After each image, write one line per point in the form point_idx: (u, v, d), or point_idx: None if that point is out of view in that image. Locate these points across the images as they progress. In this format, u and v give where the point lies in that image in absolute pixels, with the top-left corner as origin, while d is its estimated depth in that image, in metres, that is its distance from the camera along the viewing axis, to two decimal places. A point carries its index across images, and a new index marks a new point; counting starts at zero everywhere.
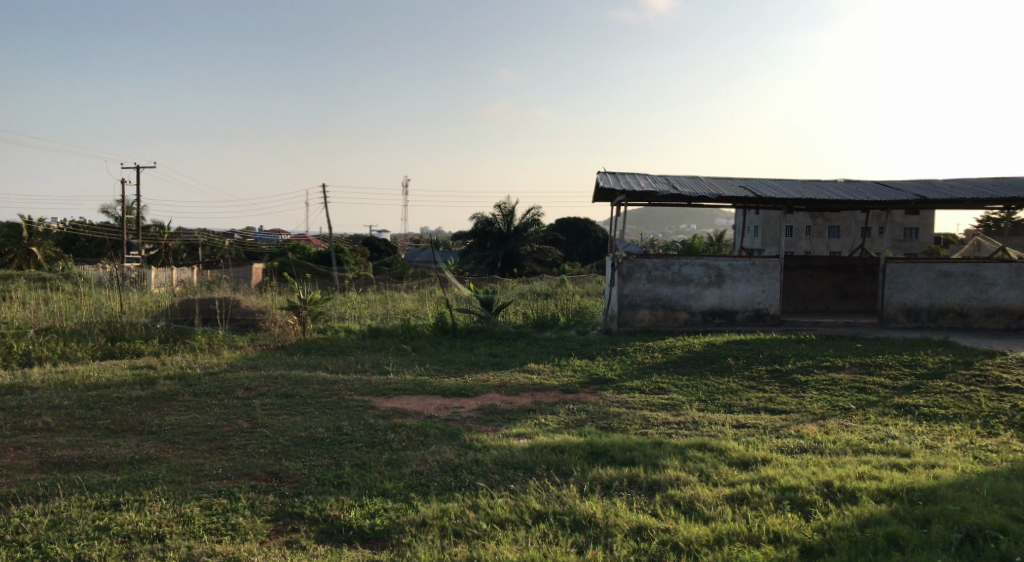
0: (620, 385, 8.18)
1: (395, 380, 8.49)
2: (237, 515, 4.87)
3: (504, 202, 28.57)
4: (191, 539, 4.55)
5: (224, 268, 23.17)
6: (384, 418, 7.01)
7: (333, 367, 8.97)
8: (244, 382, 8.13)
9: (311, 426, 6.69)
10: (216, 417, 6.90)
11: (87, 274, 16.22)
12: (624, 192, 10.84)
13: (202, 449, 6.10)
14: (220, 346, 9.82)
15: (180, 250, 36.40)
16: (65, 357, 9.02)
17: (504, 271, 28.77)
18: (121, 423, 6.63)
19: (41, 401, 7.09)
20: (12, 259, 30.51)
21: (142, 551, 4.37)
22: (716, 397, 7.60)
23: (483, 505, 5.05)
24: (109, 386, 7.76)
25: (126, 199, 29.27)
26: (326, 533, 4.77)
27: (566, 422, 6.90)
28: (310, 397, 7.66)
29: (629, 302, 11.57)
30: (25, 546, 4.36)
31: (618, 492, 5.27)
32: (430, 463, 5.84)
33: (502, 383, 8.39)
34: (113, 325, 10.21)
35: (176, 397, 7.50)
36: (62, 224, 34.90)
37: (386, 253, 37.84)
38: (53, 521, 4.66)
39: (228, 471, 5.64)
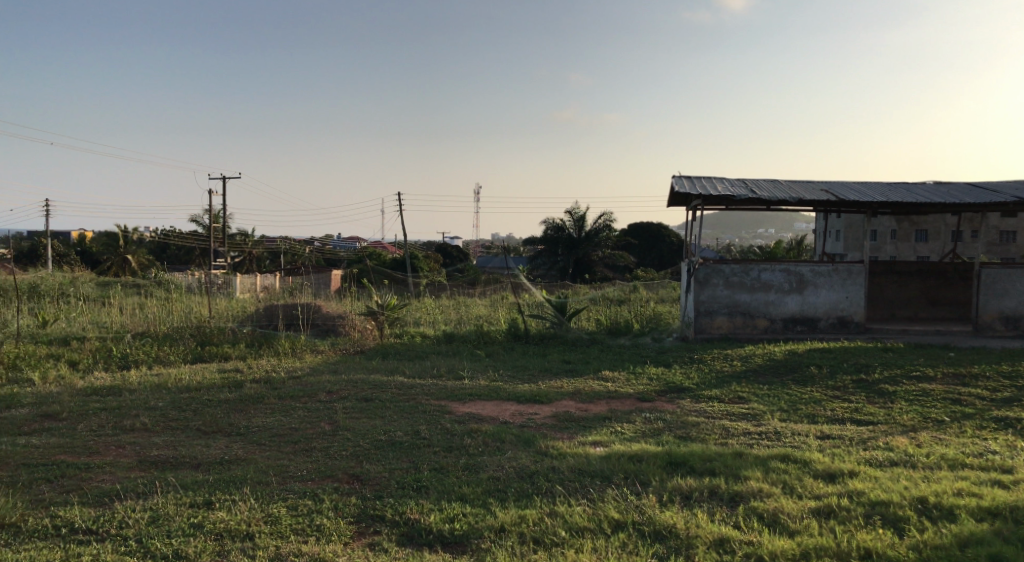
0: (698, 394, 8.06)
1: (470, 385, 8.58)
2: (322, 517, 5.01)
3: (576, 207, 28.55)
4: (279, 539, 4.71)
5: (304, 275, 23.89)
6: (460, 423, 7.09)
7: (410, 372, 9.11)
8: (326, 385, 8.36)
9: (390, 430, 6.82)
10: (301, 420, 7.11)
11: (179, 281, 17.00)
12: (700, 196, 10.66)
13: (287, 451, 6.30)
14: (302, 350, 10.13)
15: (263, 257, 37.74)
16: (159, 360, 9.45)
17: (575, 278, 28.78)
18: (211, 424, 6.91)
19: (139, 403, 7.46)
20: (109, 267, 32.02)
21: (234, 549, 4.54)
22: (799, 407, 7.39)
23: (561, 513, 5.05)
24: (199, 389, 8.10)
25: (213, 210, 30.51)
26: (407, 536, 4.86)
27: (643, 430, 6.83)
28: (388, 401, 7.81)
29: (706, 309, 11.36)
30: (128, 540, 4.59)
31: (699, 502, 5.19)
32: (507, 469, 5.88)
33: (577, 390, 8.37)
34: (203, 330, 10.65)
35: (262, 400, 7.76)
36: (154, 234, 36.66)
37: (458, 260, 38.36)
38: (152, 517, 4.89)
39: (312, 473, 5.81)
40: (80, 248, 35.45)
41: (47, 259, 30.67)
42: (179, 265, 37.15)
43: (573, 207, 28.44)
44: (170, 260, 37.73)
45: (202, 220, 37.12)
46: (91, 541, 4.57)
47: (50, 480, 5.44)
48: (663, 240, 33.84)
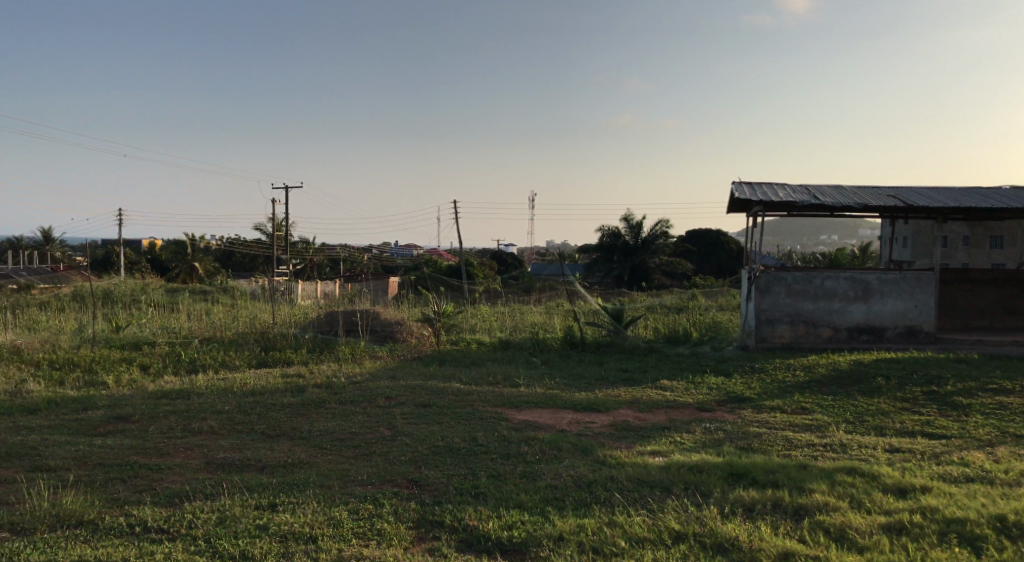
0: (760, 404, 7.90)
1: (527, 393, 8.59)
2: (382, 521, 5.08)
3: (631, 215, 28.37)
4: (341, 542, 4.78)
5: (362, 282, 24.33)
6: (517, 430, 7.10)
7: (467, 379, 9.16)
8: (385, 391, 8.48)
9: (448, 436, 6.87)
10: (361, 425, 7.23)
11: (244, 287, 17.50)
12: (761, 202, 10.48)
13: (347, 455, 6.40)
14: (362, 356, 10.31)
15: (323, 264, 38.57)
16: (225, 365, 9.72)
17: (631, 285, 28.55)
18: (275, 427, 7.07)
19: (207, 406, 7.69)
20: (178, 274, 33.08)
21: (297, 551, 4.62)
22: (866, 419, 7.17)
23: (620, 523, 5.00)
24: (263, 393, 8.31)
25: (275, 219, 31.33)
26: (467, 542, 4.88)
27: (703, 440, 6.73)
28: (445, 407, 7.87)
29: (767, 317, 11.11)
30: (197, 540, 4.72)
31: (762, 515, 5.08)
32: (565, 478, 5.85)
33: (635, 399, 8.29)
34: (267, 335, 10.94)
35: (323, 405, 7.92)
36: (220, 242, 37.84)
37: (513, 267, 38.52)
38: (220, 518, 5.02)
39: (372, 477, 5.89)
40: (149, 256, 36.79)
41: (120, 266, 31.92)
42: (242, 272, 38.23)
43: (628, 214, 28.30)
44: (233, 268, 38.84)
45: (265, 228, 38.12)
46: (164, 540, 4.71)
47: (124, 480, 5.64)
48: (722, 248, 33.27)
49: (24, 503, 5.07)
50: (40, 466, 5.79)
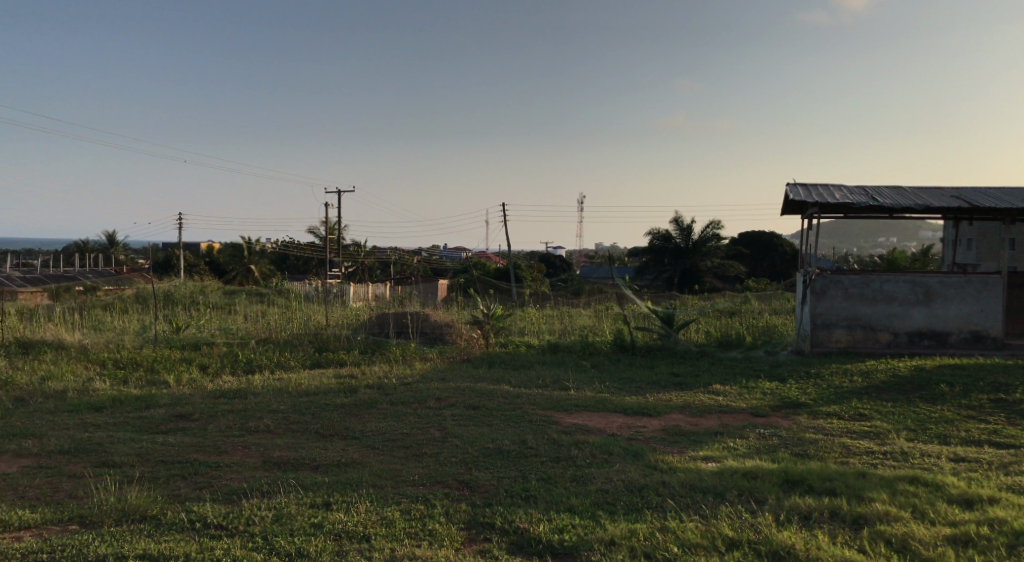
0: (816, 410, 7.72)
1: (576, 396, 8.56)
2: (434, 522, 5.11)
3: (682, 217, 28.05)
4: (394, 541, 4.83)
5: (412, 284, 24.62)
6: (567, 434, 7.08)
7: (516, 382, 9.17)
8: (435, 392, 8.54)
9: (498, 439, 6.89)
10: (412, 425, 7.30)
11: (298, 289, 17.87)
12: (817, 204, 10.25)
13: (398, 455, 6.47)
14: (412, 357, 10.41)
15: (374, 267, 39.14)
16: (280, 365, 9.92)
17: (682, 289, 28.23)
18: (329, 427, 7.19)
19: (263, 406, 7.87)
20: (235, 277, 33.98)
21: (351, 550, 4.68)
22: (929, 426, 6.95)
23: (672, 529, 4.94)
24: (317, 393, 8.47)
25: (328, 222, 31.91)
26: (517, 545, 4.89)
27: (757, 446, 6.61)
28: (495, 409, 7.90)
29: (823, 321, 10.84)
30: (255, 536, 4.82)
31: (820, 523, 4.96)
32: (615, 482, 5.81)
33: (686, 404, 8.19)
34: (320, 337, 11.14)
35: (375, 405, 8.02)
36: (274, 245, 38.74)
37: (562, 270, 38.48)
38: (276, 516, 5.12)
39: (424, 478, 5.94)
40: (207, 258, 37.81)
41: (180, 268, 32.89)
42: (296, 275, 39.08)
43: (678, 216, 28.01)
44: (287, 270, 39.66)
45: (318, 232, 38.83)
46: (223, 535, 4.83)
47: (185, 477, 5.80)
48: (775, 251, 32.64)
49: (92, 497, 5.26)
50: (106, 462, 6.00)
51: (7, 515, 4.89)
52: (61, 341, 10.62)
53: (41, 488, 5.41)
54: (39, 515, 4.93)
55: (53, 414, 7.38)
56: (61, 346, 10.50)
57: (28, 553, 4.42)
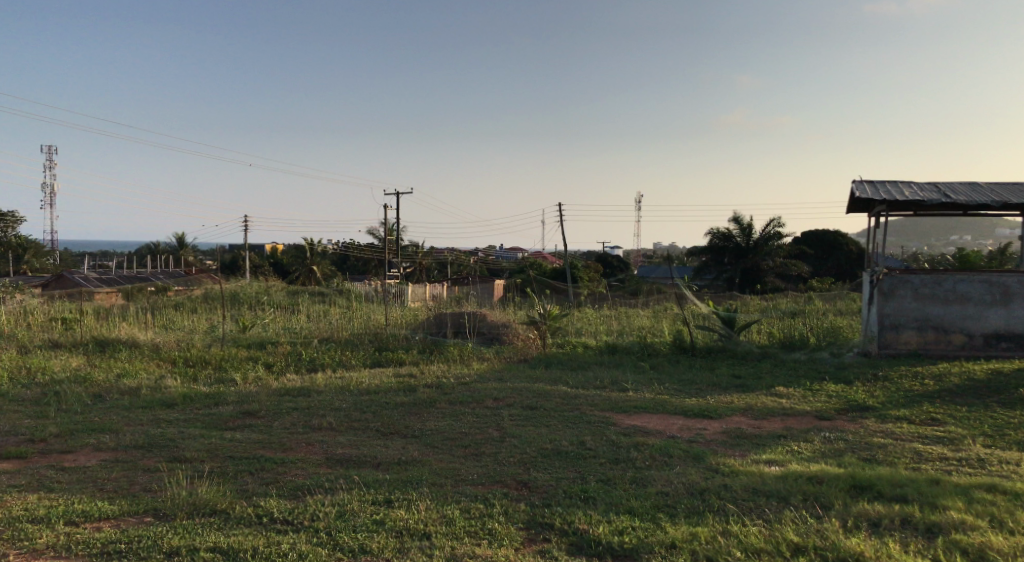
0: (884, 414, 7.48)
1: (635, 398, 8.48)
2: (493, 521, 5.14)
3: (742, 216, 27.54)
4: (455, 540, 4.87)
5: (470, 284, 24.80)
6: (626, 435, 7.03)
7: (574, 382, 9.14)
8: (493, 393, 8.57)
9: (556, 439, 6.88)
10: (470, 425, 7.35)
11: (358, 289, 18.20)
12: (885, 201, 9.93)
13: (458, 454, 6.53)
14: (470, 357, 10.48)
15: (431, 268, 39.54)
16: (341, 364, 10.11)
17: (743, 289, 27.68)
18: (389, 426, 7.29)
19: (326, 404, 8.04)
20: (298, 277, 34.65)
21: (412, 547, 4.74)
22: (1007, 432, 6.66)
23: (735, 533, 4.86)
24: (378, 392, 8.60)
25: (387, 224, 32.34)
26: (577, 546, 4.87)
27: (823, 450, 6.44)
28: (553, 410, 7.88)
29: (892, 322, 10.49)
30: (320, 532, 4.92)
31: (890, 531, 4.81)
32: (676, 485, 5.74)
33: (748, 406, 8.04)
34: (380, 337, 11.32)
35: (434, 405, 8.11)
36: (335, 246, 39.52)
37: (619, 269, 38.23)
38: (340, 512, 5.22)
39: (482, 477, 5.98)
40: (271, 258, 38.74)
41: (245, 268, 33.82)
42: (357, 275, 39.81)
43: (739, 214, 27.47)
44: (347, 271, 40.40)
45: (377, 233, 39.43)
46: (289, 530, 4.94)
47: (252, 473, 5.96)
48: (840, 249, 31.77)
49: (166, 490, 5.45)
50: (178, 457, 6.21)
51: (88, 506, 5.10)
52: (135, 340, 11.04)
53: (118, 481, 5.64)
54: (116, 507, 5.14)
55: (128, 410, 7.68)
56: (135, 345, 10.91)
57: (107, 543, 4.61)
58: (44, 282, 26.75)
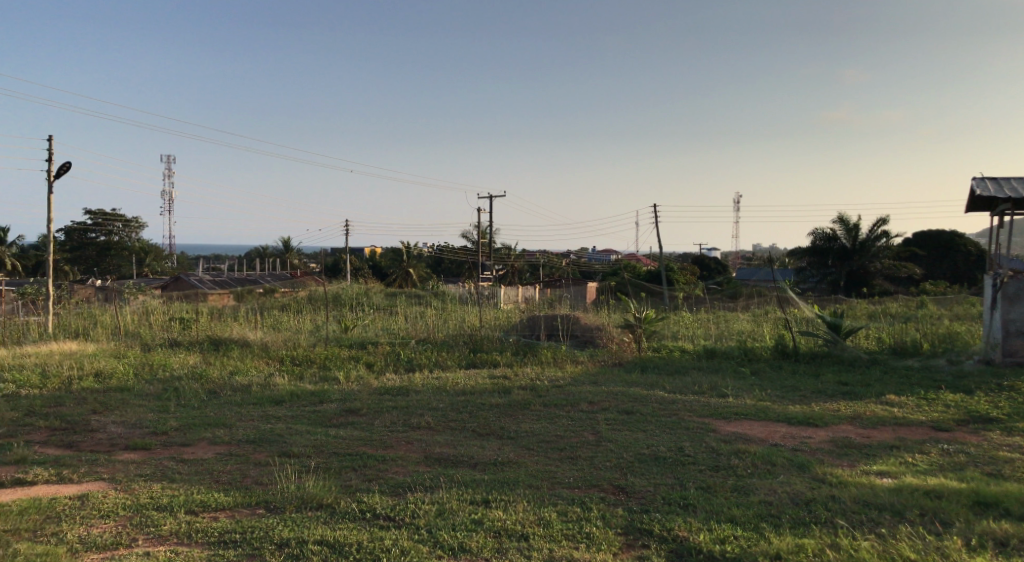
0: (1010, 426, 6.99)
1: (735, 403, 8.26)
2: (591, 525, 5.11)
3: (847, 216, 26.42)
4: (553, 542, 4.86)
5: (563, 285, 24.84)
6: (726, 442, 6.85)
7: (671, 387, 8.97)
8: (588, 396, 8.52)
9: (653, 445, 6.78)
10: (566, 428, 7.33)
11: (453, 291, 18.53)
12: (1010, 198, 9.31)
13: (554, 457, 6.52)
14: (564, 360, 10.47)
15: (523, 270, 39.81)
16: (438, 365, 10.29)
17: (849, 291, 26.51)
18: (485, 427, 7.37)
19: (424, 403, 8.22)
20: (395, 279, 35.59)
21: (511, 548, 4.77)
22: None
23: (845, 546, 4.65)
24: (474, 393, 8.72)
25: (480, 227, 32.81)
26: (677, 553, 4.78)
27: (941, 463, 6.08)
28: (650, 415, 7.77)
29: (1018, 328, 9.76)
30: (420, 529, 5.02)
31: (1019, 552, 4.49)
32: (780, 494, 5.54)
33: (857, 415, 7.68)
34: (475, 338, 11.46)
35: (529, 406, 8.14)
36: (429, 248, 40.39)
37: (716, 271, 37.32)
38: (439, 510, 5.31)
39: (579, 481, 5.95)
40: (369, 261, 39.99)
41: (345, 270, 34.99)
42: (451, 278, 40.58)
43: (846, 218, 26.32)
44: (441, 273, 41.16)
45: (470, 235, 40.04)
46: (391, 526, 5.06)
47: (355, 469, 6.15)
48: (957, 250, 29.87)
49: (276, 484, 5.69)
50: (286, 452, 6.47)
51: (205, 496, 5.39)
52: (246, 339, 11.61)
53: (232, 474, 5.93)
54: (231, 498, 5.40)
55: (240, 406, 8.09)
56: (246, 344, 11.46)
57: (224, 532, 4.85)
58: (165, 284, 28.56)
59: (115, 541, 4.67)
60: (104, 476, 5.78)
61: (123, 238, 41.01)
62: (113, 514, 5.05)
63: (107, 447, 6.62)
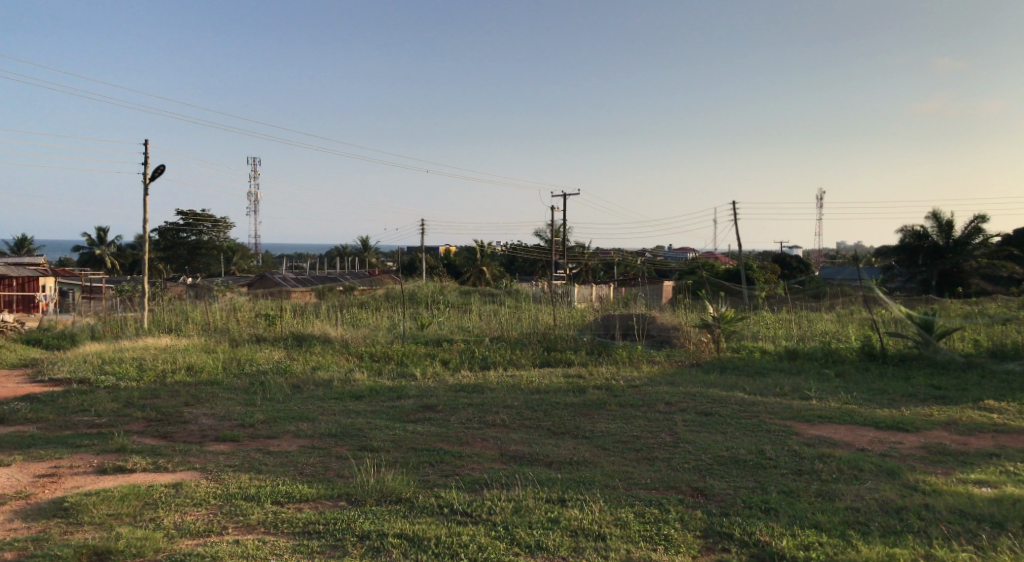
0: None
1: (819, 406, 7.98)
2: (669, 527, 5.03)
3: (940, 213, 25.22)
4: (630, 543, 4.81)
5: (638, 285, 24.58)
6: (810, 446, 6.63)
7: (751, 389, 8.76)
8: (665, 397, 8.39)
9: (733, 447, 6.62)
10: (642, 428, 7.25)
11: (527, 290, 18.58)
12: None
13: (630, 457, 6.45)
14: (640, 360, 10.34)
15: (597, 268, 39.58)
16: (512, 363, 10.33)
17: (942, 292, 25.30)
18: (560, 426, 7.35)
19: (499, 400, 8.27)
20: (469, 277, 35.95)
21: (588, 548, 4.74)
22: None
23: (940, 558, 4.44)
24: (549, 391, 8.71)
25: (554, 226, 32.77)
26: (758, 558, 4.66)
27: None
28: (729, 417, 7.60)
29: None
30: (497, 526, 5.05)
31: None
32: (867, 501, 5.33)
33: (951, 420, 7.31)
34: (550, 338, 11.46)
35: (604, 406, 8.08)
36: (503, 247, 40.63)
37: (797, 270, 36.24)
38: (516, 508, 5.33)
39: (657, 482, 5.87)
40: (444, 260, 40.55)
41: (421, 268, 35.54)
42: (524, 276, 40.74)
43: (937, 211, 24.95)
44: (514, 272, 41.31)
45: (543, 234, 40.06)
46: (468, 522, 5.10)
47: (433, 464, 6.24)
48: None
49: (357, 477, 5.83)
50: (366, 446, 6.62)
51: (290, 488, 5.56)
52: (327, 335, 11.94)
53: (315, 466, 6.10)
54: (314, 490, 5.56)
55: (322, 400, 8.32)
56: (327, 340, 11.78)
57: (308, 523, 5.00)
58: (252, 281, 29.68)
59: (207, 528, 4.87)
60: (196, 465, 6.04)
61: (213, 237, 42.76)
62: (205, 502, 5.27)
63: (199, 438, 6.92)
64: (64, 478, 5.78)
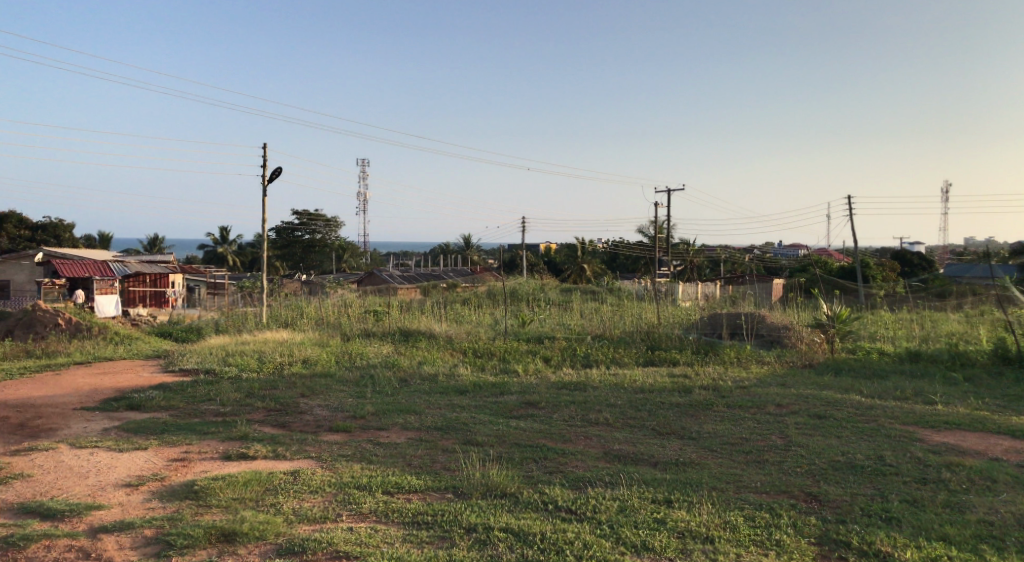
0: None
1: (946, 412, 7.49)
2: (781, 532, 4.84)
3: None
4: (740, 547, 4.67)
5: (746, 283, 23.82)
6: (936, 453, 6.23)
7: (869, 392, 8.32)
8: (775, 398, 8.10)
9: (849, 452, 6.31)
10: (751, 431, 7.02)
11: (629, 289, 18.38)
12: None
13: (739, 460, 6.26)
14: (748, 360, 10.02)
15: (702, 266, 38.65)
16: (615, 362, 10.23)
17: None
18: (665, 426, 7.22)
19: (602, 399, 8.22)
20: (570, 275, 35.94)
21: (696, 550, 4.64)
22: None
23: None
24: (653, 391, 8.58)
25: (658, 222, 32.27)
26: None
27: None
28: (845, 420, 7.24)
29: None
30: (602, 524, 5.01)
31: None
32: (1003, 514, 4.96)
33: None
34: (654, 336, 11.28)
35: (711, 407, 7.88)
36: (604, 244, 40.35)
37: (919, 267, 34.08)
38: (620, 507, 5.27)
39: (767, 486, 5.66)
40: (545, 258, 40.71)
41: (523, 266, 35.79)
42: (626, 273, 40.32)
43: None
44: (616, 269, 40.93)
45: (646, 231, 39.49)
46: (573, 519, 5.09)
47: (536, 460, 6.27)
48: None
49: (463, 470, 5.94)
50: (471, 440, 6.72)
51: (399, 478, 5.72)
52: (433, 331, 12.21)
53: (422, 459, 6.25)
54: (422, 481, 5.70)
55: (428, 394, 8.52)
56: (432, 336, 12.05)
57: (416, 514, 5.13)
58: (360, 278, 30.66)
59: (323, 515, 5.08)
60: (312, 454, 6.32)
61: (325, 236, 44.65)
62: (320, 490, 5.50)
63: (314, 428, 7.23)
64: (194, 462, 6.17)
